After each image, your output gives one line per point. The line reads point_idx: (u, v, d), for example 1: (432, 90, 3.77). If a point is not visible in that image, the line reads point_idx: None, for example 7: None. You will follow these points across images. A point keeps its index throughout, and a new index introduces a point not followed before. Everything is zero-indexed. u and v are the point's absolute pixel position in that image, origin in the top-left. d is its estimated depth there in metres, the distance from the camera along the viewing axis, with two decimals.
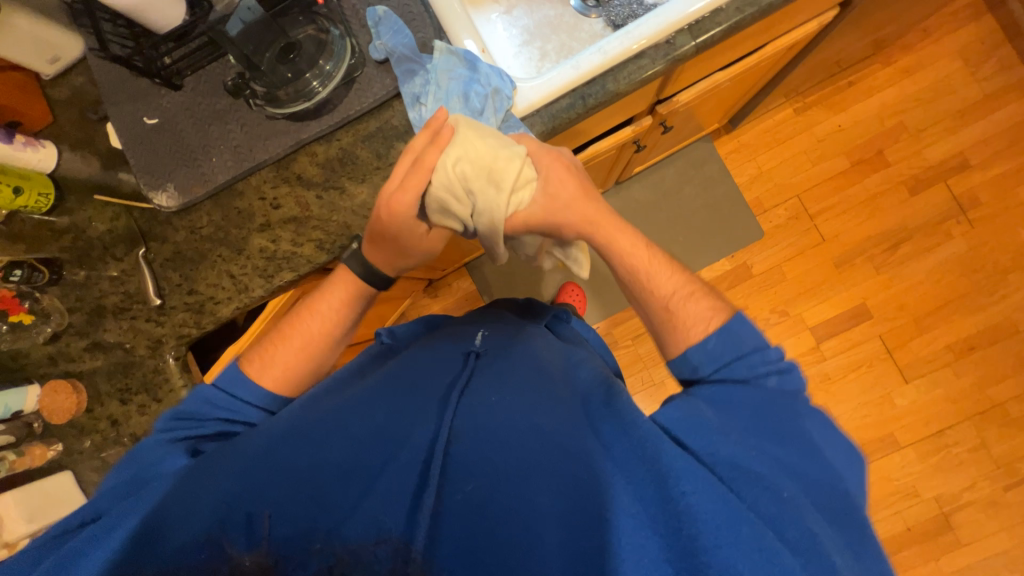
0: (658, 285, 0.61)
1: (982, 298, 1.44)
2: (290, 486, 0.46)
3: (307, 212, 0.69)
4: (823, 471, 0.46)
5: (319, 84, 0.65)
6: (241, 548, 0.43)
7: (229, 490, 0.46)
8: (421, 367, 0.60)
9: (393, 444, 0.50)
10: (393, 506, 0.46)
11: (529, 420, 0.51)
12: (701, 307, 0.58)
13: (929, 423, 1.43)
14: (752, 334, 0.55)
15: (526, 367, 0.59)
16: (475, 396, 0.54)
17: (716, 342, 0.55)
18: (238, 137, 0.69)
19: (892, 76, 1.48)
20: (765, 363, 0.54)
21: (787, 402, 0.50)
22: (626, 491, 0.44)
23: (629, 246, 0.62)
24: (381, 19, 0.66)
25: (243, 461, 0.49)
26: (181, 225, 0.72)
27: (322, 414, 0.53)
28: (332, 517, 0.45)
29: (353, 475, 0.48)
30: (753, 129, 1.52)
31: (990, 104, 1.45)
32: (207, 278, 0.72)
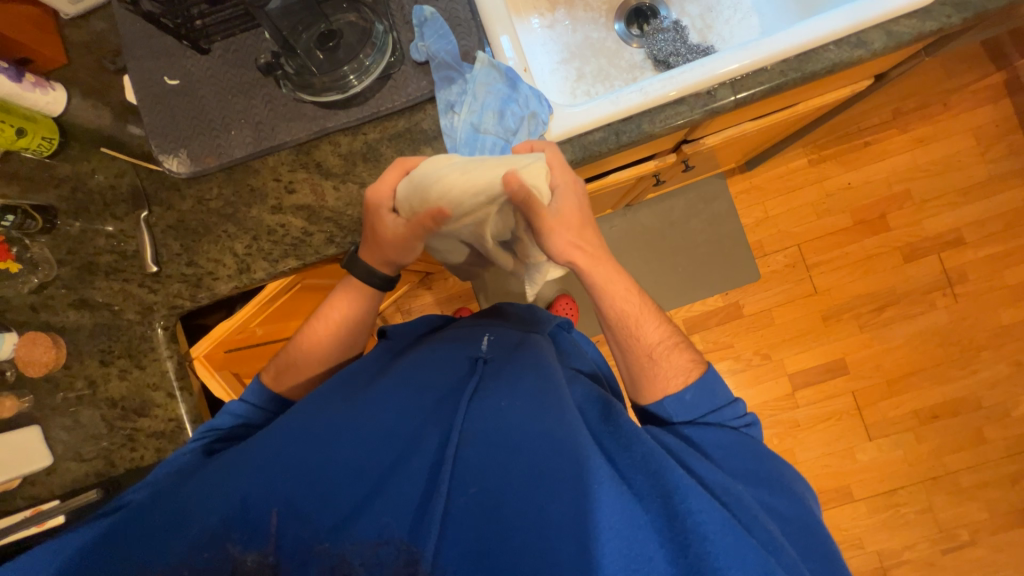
0: (643, 334, 0.64)
1: (953, 370, 1.50)
2: (302, 478, 0.47)
3: (322, 203, 0.68)
4: (791, 505, 0.52)
5: (355, 78, 0.63)
6: (242, 548, 0.43)
7: (245, 481, 0.47)
8: (429, 368, 0.60)
9: (404, 444, 0.51)
10: (400, 509, 0.46)
11: (539, 429, 0.51)
12: (678, 359, 0.63)
13: (885, 481, 1.49)
14: (723, 387, 0.61)
15: (534, 372, 0.58)
16: (484, 401, 0.54)
17: (691, 395, 0.60)
18: (261, 114, 0.67)
19: (907, 143, 1.51)
20: (735, 417, 0.60)
21: (748, 446, 0.57)
22: (632, 505, 0.46)
23: (622, 293, 0.64)
24: (427, 20, 0.64)
25: (255, 453, 0.50)
26: (189, 195, 0.70)
27: (334, 408, 0.54)
28: (337, 516, 0.45)
29: (362, 470, 0.48)
30: (767, 173, 1.53)
31: (994, 185, 1.49)
32: (209, 252, 0.70)
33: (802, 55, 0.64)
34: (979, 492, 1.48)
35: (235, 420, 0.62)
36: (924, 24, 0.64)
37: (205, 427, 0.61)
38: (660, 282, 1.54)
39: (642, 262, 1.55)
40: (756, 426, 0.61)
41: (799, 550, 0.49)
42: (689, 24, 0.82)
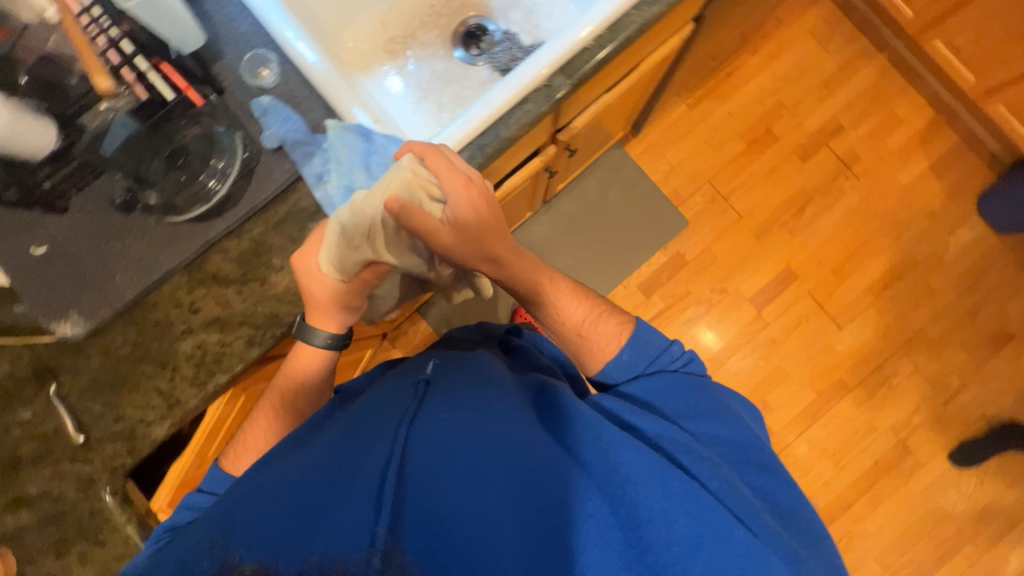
0: (570, 312, 0.69)
1: (883, 239, 1.61)
2: (251, 537, 0.44)
3: (231, 310, 0.67)
4: (726, 429, 0.57)
5: (216, 183, 0.65)
6: (239, 558, 0.43)
7: (190, 556, 0.44)
8: (373, 397, 0.59)
9: (352, 475, 0.49)
10: (357, 529, 0.44)
11: (483, 428, 0.52)
12: (607, 326, 0.68)
13: (869, 360, 1.57)
14: (654, 336, 0.66)
15: (476, 379, 0.60)
16: (428, 412, 0.54)
17: (628, 354, 0.65)
18: (140, 249, 0.67)
19: (763, 62, 1.64)
20: (672, 360, 0.65)
21: (688, 381, 0.63)
22: (584, 477, 0.49)
23: (535, 286, 0.69)
24: (267, 109, 0.66)
25: (201, 529, 0.47)
26: (93, 353, 0.68)
27: (282, 467, 0.52)
28: (292, 554, 0.42)
29: (312, 509, 0.46)
30: (658, 128, 1.63)
31: (846, 72, 1.64)
32: (133, 400, 0.67)
33: (612, 27, 0.70)
34: (949, 337, 1.58)
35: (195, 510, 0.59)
36: None
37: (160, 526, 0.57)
38: (603, 260, 1.59)
39: (579, 248, 1.59)
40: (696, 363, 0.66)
41: (737, 471, 0.55)
42: (519, 29, 0.88)
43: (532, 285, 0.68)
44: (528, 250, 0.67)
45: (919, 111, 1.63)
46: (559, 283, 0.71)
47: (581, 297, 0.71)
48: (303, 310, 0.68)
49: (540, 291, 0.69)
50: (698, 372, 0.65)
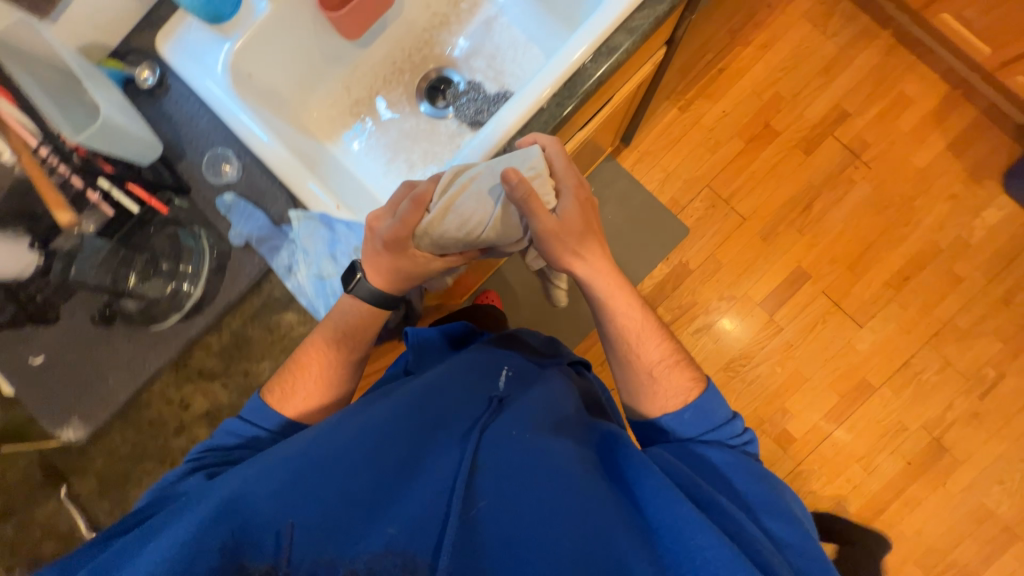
0: (647, 347, 0.68)
1: (900, 229, 1.51)
2: (318, 501, 0.46)
3: (219, 403, 0.69)
4: (796, 533, 0.51)
5: (191, 286, 0.66)
6: (252, 556, 0.42)
7: (255, 497, 0.45)
8: (448, 390, 0.59)
9: (418, 479, 0.49)
10: (411, 522, 0.45)
11: (550, 458, 0.50)
12: (678, 378, 0.66)
13: (895, 357, 1.49)
14: (722, 407, 0.63)
15: (547, 410, 0.58)
16: (496, 431, 0.53)
17: (690, 413, 0.62)
18: (127, 353, 0.68)
19: (756, 54, 1.56)
20: (733, 436, 0.62)
21: (751, 471, 0.57)
22: (648, 547, 0.45)
23: (623, 308, 0.68)
24: (232, 206, 0.67)
25: (270, 468, 0.48)
26: (97, 453, 0.71)
27: (357, 429, 0.52)
28: (349, 537, 0.43)
29: (378, 502, 0.46)
30: (650, 136, 1.57)
31: (848, 54, 1.54)
32: (138, 496, 0.70)
33: (569, 82, 0.66)
34: (982, 326, 1.48)
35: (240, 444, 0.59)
36: (657, 9, 0.66)
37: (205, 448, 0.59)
38: None
39: None
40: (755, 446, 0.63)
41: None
42: (483, 77, 0.86)
43: (613, 309, 0.68)
44: (622, 283, 0.68)
45: (930, 88, 1.52)
46: (647, 315, 0.69)
47: (662, 337, 0.69)
48: None
49: (624, 309, 0.68)
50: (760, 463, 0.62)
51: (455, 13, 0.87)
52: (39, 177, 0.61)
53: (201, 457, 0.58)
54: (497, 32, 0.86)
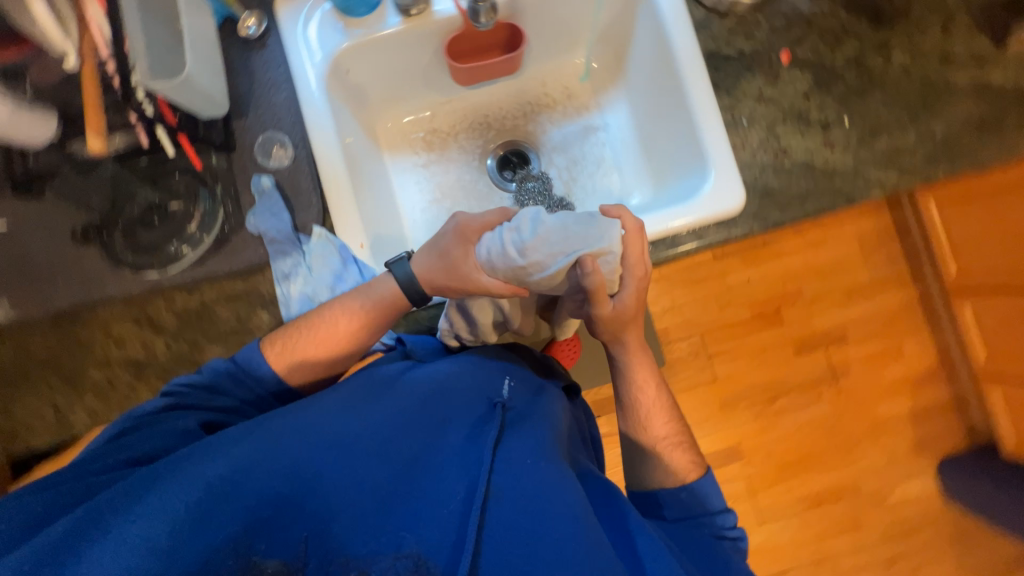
0: (655, 422, 0.67)
1: (836, 458, 1.59)
2: (319, 499, 0.48)
3: (153, 359, 0.66)
4: None
5: (185, 248, 0.64)
6: (264, 555, 0.45)
7: (255, 482, 0.47)
8: (452, 396, 0.57)
9: (428, 490, 0.50)
10: (431, 537, 0.47)
11: (556, 497, 0.48)
12: (680, 458, 0.65)
13: (774, 562, 1.57)
14: (713, 496, 0.63)
15: (554, 431, 0.57)
16: (507, 453, 0.52)
17: (686, 493, 0.62)
18: (88, 267, 0.64)
19: (802, 245, 1.60)
20: (726, 527, 0.61)
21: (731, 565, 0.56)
22: None
23: (641, 381, 0.67)
24: (264, 193, 0.65)
25: (278, 451, 0.49)
26: (10, 341, 0.67)
27: (365, 419, 0.52)
28: (354, 538, 0.47)
29: (387, 502, 0.48)
30: (677, 264, 1.59)
31: (876, 289, 1.60)
32: (28, 403, 0.66)
33: None
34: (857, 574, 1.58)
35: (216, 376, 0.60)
36: (732, 232, 0.65)
37: (180, 381, 0.59)
38: None
39: None
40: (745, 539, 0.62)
41: None
42: (556, 174, 0.84)
43: (632, 372, 0.67)
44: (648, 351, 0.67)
45: (921, 354, 1.60)
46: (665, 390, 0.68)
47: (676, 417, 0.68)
48: None
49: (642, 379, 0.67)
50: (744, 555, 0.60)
51: (562, 104, 0.85)
52: (91, 78, 0.60)
53: (183, 393, 0.58)
54: (590, 141, 0.84)
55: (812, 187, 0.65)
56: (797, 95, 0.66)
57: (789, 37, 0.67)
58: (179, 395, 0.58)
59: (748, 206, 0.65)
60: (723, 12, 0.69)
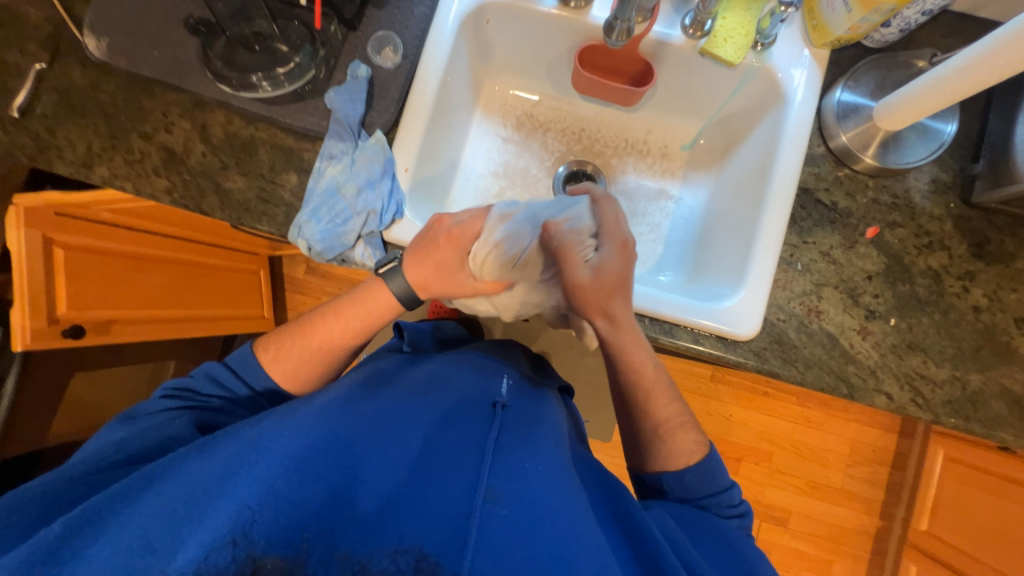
0: (656, 405, 0.62)
1: None
2: (324, 484, 0.46)
3: (185, 157, 0.70)
4: None
5: (264, 83, 0.66)
6: (263, 550, 0.42)
7: (251, 479, 0.45)
8: (456, 392, 0.58)
9: (433, 488, 0.47)
10: (431, 532, 0.44)
11: (539, 484, 0.48)
12: (685, 441, 0.60)
13: None
14: (720, 472, 0.59)
15: (552, 435, 0.56)
16: (503, 455, 0.51)
17: (690, 476, 0.58)
18: (185, 54, 0.69)
19: (796, 416, 1.54)
20: (730, 505, 0.57)
21: (736, 547, 0.52)
22: None
23: (636, 364, 0.61)
24: (355, 78, 0.67)
25: (270, 448, 0.48)
26: (89, 75, 0.72)
27: (370, 411, 0.52)
28: (353, 528, 0.44)
29: (391, 498, 0.46)
30: (674, 364, 1.54)
31: (841, 497, 1.52)
32: (70, 131, 0.71)
33: None
34: None
35: (219, 403, 0.61)
36: (726, 354, 0.64)
37: (175, 385, 0.61)
38: None
39: None
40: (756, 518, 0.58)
41: None
42: None
43: (632, 361, 0.61)
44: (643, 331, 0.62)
45: None
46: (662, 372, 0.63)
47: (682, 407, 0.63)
48: (220, 215, 0.69)
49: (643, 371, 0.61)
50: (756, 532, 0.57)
51: (653, 159, 0.85)
52: None
53: (175, 394, 0.60)
54: (656, 205, 0.83)
55: (822, 358, 0.63)
56: (860, 272, 0.64)
57: (886, 216, 0.65)
58: (181, 398, 0.60)
59: (756, 340, 0.64)
60: (840, 159, 0.68)
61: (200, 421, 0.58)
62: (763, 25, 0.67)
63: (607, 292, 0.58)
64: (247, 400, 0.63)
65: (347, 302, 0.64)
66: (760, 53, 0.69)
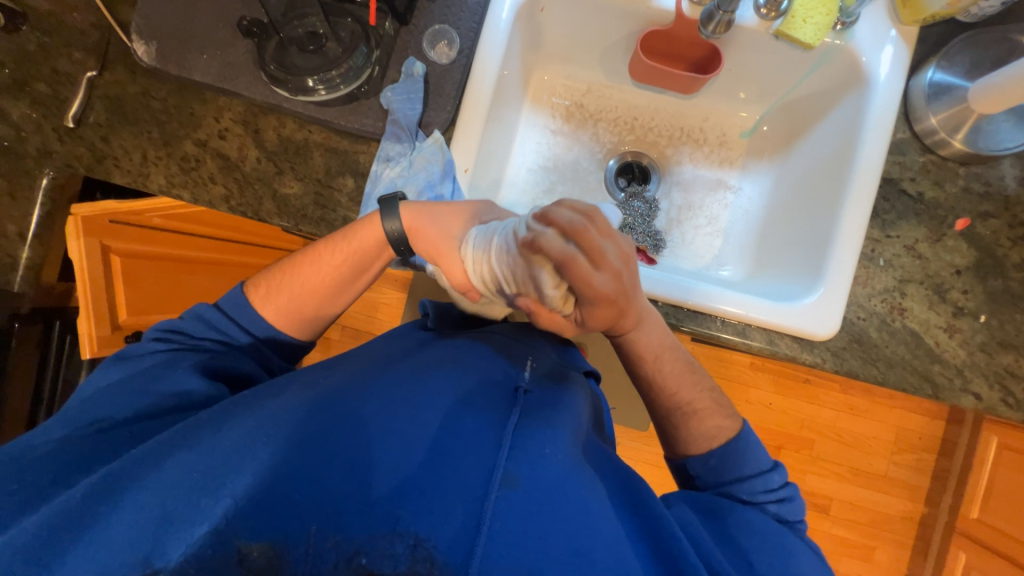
0: (669, 392, 0.58)
1: None
2: (333, 471, 0.43)
3: (240, 163, 0.69)
4: None
5: (319, 87, 0.63)
6: (249, 537, 0.40)
7: (250, 465, 0.43)
8: (470, 374, 0.52)
9: (446, 472, 0.42)
10: (440, 524, 0.40)
11: (560, 480, 0.43)
12: (700, 428, 0.57)
13: None
14: (754, 456, 0.54)
15: (575, 424, 0.50)
16: (524, 441, 0.45)
17: (715, 460, 0.55)
18: (235, 57, 0.68)
19: (840, 403, 1.51)
20: (764, 490, 0.53)
21: (777, 535, 0.48)
22: None
23: (647, 351, 0.57)
24: (412, 76, 0.65)
25: (274, 432, 0.45)
26: (140, 82, 0.71)
27: (383, 395, 0.48)
28: (364, 519, 0.40)
29: (403, 484, 0.42)
30: (713, 353, 1.52)
31: (882, 484, 1.50)
32: (124, 139, 0.71)
33: (692, 313, 0.64)
34: None
35: (214, 347, 0.58)
36: (801, 354, 0.62)
37: (165, 326, 0.58)
38: None
39: None
40: (795, 502, 0.54)
41: None
42: (665, 206, 0.80)
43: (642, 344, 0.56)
44: (654, 326, 0.56)
45: (889, 569, 1.51)
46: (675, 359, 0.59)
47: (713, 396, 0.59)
48: (277, 222, 0.69)
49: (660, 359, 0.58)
50: (795, 517, 0.53)
51: (710, 147, 0.81)
52: None
53: (167, 337, 0.57)
54: (714, 196, 0.80)
55: (905, 358, 0.60)
56: (948, 267, 0.61)
57: (976, 207, 0.62)
58: (173, 340, 0.57)
59: (834, 340, 0.62)
60: (926, 145, 0.64)
61: (201, 363, 0.55)
62: (848, 3, 0.63)
63: (605, 337, 0.52)
64: (250, 347, 0.60)
65: (343, 232, 0.61)
66: (840, 32, 0.65)
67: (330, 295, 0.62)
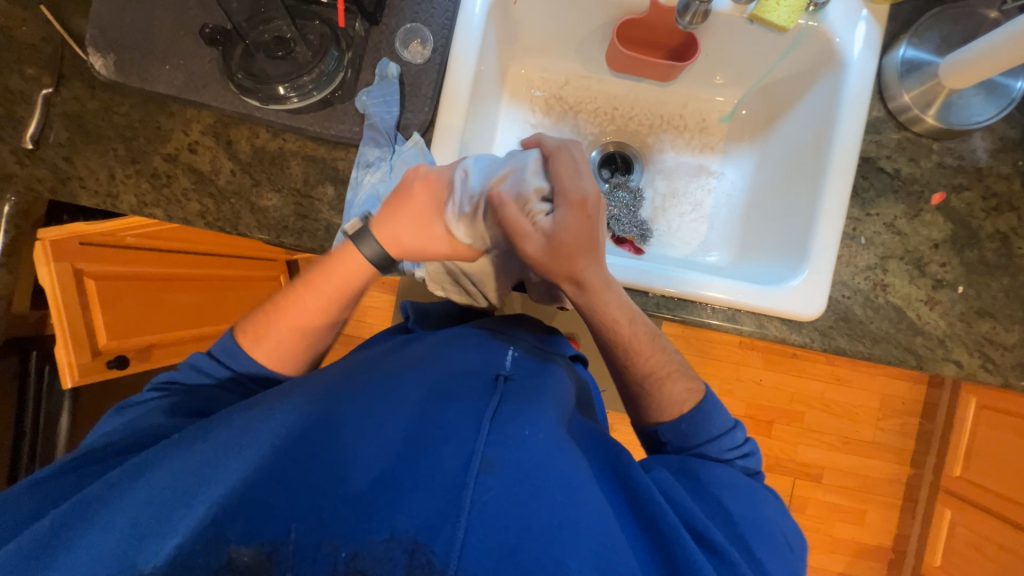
0: (642, 355, 0.55)
1: None
2: (314, 471, 0.42)
3: (214, 177, 0.67)
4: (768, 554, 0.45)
5: (292, 95, 0.62)
6: (239, 542, 0.39)
7: (228, 472, 0.41)
8: (451, 366, 0.51)
9: (428, 462, 0.42)
10: (422, 512, 0.39)
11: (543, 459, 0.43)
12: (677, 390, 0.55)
13: None
14: (722, 414, 0.54)
15: (558, 406, 0.50)
16: (505, 425, 0.45)
17: (687, 424, 0.53)
18: (200, 66, 0.65)
19: (827, 375, 1.55)
20: (730, 447, 0.53)
21: (748, 489, 0.49)
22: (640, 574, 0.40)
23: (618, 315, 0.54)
24: (386, 78, 0.64)
25: (252, 439, 0.44)
26: (100, 97, 0.68)
27: (362, 393, 0.47)
28: (345, 515, 0.39)
29: (383, 478, 0.41)
30: (703, 334, 1.54)
31: (870, 449, 1.56)
32: (90, 159, 0.68)
33: (683, 301, 0.64)
34: None
35: (210, 391, 0.56)
36: (789, 335, 0.63)
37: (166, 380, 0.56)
38: None
39: None
40: (757, 457, 0.54)
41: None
42: (649, 195, 0.80)
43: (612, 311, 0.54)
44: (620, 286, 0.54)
45: (880, 530, 1.57)
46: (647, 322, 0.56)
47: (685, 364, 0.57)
48: (257, 236, 0.67)
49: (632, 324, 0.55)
50: (758, 470, 0.54)
51: (691, 133, 0.81)
52: None
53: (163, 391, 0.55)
54: (697, 182, 0.80)
55: (890, 333, 0.62)
56: (926, 241, 0.63)
57: (951, 181, 0.63)
58: (169, 391, 0.55)
59: (822, 319, 0.63)
60: (900, 122, 0.65)
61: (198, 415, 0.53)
62: None
63: (565, 256, 0.51)
64: (238, 384, 0.57)
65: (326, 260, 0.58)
66: (813, 13, 0.65)
67: (319, 330, 0.59)
